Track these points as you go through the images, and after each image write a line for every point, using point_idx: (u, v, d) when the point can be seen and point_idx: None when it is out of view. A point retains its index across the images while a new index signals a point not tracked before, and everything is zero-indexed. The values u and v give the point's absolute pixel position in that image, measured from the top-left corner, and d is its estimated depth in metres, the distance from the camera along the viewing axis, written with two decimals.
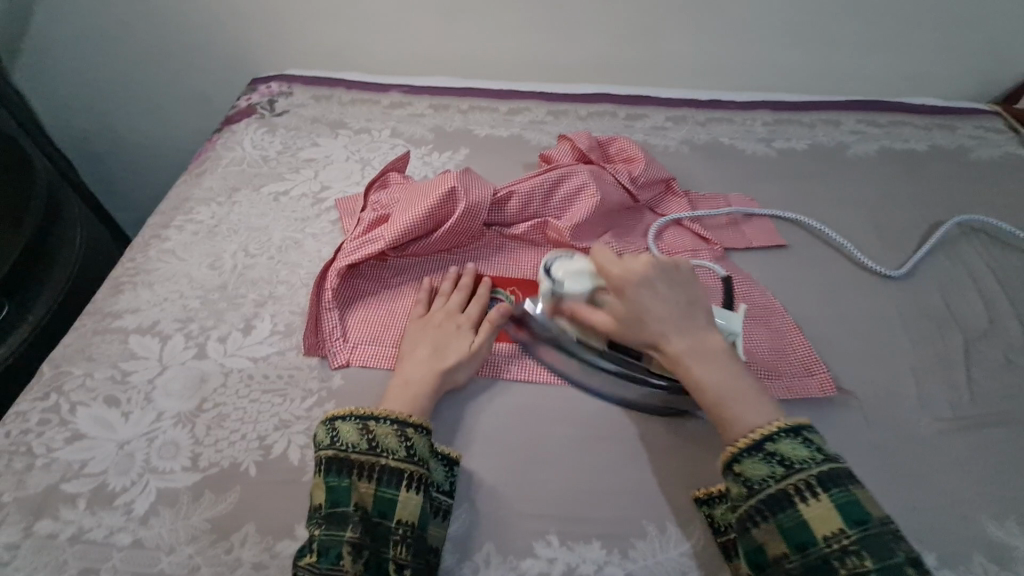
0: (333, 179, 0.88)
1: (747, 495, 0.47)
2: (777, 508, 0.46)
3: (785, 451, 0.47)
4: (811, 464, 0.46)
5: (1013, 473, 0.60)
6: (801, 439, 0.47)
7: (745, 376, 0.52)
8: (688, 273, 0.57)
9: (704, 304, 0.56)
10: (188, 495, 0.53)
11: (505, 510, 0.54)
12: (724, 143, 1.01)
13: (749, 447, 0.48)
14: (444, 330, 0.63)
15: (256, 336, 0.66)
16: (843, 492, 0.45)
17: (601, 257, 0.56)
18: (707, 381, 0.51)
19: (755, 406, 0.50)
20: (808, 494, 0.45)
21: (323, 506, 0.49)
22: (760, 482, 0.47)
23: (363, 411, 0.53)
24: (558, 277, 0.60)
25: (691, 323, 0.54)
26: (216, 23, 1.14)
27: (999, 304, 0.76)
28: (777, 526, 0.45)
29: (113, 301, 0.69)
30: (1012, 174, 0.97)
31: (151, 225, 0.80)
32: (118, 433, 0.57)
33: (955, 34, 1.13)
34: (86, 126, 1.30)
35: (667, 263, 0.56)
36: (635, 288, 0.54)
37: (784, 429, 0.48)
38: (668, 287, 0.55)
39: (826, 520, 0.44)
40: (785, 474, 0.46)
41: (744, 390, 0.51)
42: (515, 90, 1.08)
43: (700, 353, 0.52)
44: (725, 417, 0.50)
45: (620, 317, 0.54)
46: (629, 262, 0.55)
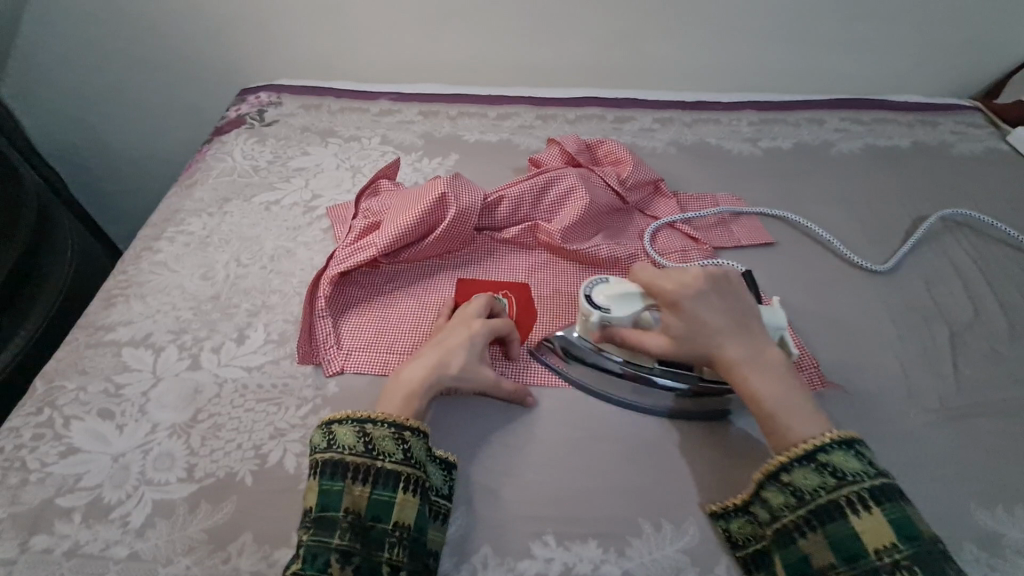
0: (324, 188, 0.89)
1: (795, 505, 0.50)
2: (828, 519, 0.48)
3: (836, 462, 0.49)
4: (863, 477, 0.48)
5: (1000, 460, 0.61)
6: (854, 452, 0.50)
7: (797, 385, 0.54)
8: (737, 285, 0.59)
9: (752, 313, 0.58)
10: (184, 506, 0.53)
11: (501, 512, 0.54)
12: (711, 144, 1.02)
13: (800, 457, 0.50)
14: (455, 332, 0.62)
15: (250, 346, 0.66)
16: (896, 507, 0.47)
17: (651, 278, 0.58)
18: (763, 393, 0.53)
19: (804, 415, 0.52)
20: (859, 507, 0.47)
21: (314, 509, 0.49)
22: (811, 492, 0.49)
23: (360, 414, 0.54)
24: (602, 303, 0.59)
25: (743, 335, 0.56)
26: (204, 35, 1.14)
27: (983, 296, 0.77)
28: (826, 539, 0.48)
29: (105, 314, 0.69)
30: (993, 168, 0.99)
31: (142, 237, 0.80)
32: (113, 446, 0.57)
33: (933, 32, 1.15)
34: (73, 139, 1.30)
35: (716, 277, 0.58)
36: (689, 303, 0.56)
37: (836, 440, 0.50)
38: (720, 300, 0.57)
39: (878, 534, 0.46)
40: (835, 486, 0.49)
41: (797, 399, 0.53)
42: (503, 95, 1.09)
43: (754, 364, 0.55)
44: (787, 428, 0.52)
45: (676, 333, 0.56)
46: (680, 276, 0.58)
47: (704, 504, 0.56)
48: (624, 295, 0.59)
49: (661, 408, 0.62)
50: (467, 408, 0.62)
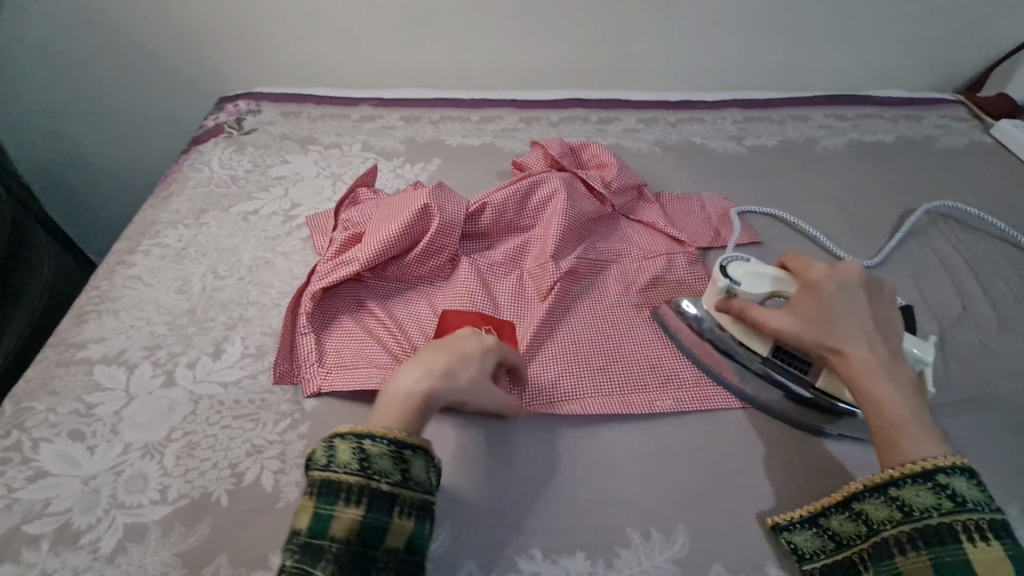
0: (304, 196, 0.87)
1: (902, 521, 0.47)
2: (938, 542, 0.44)
3: (958, 487, 0.45)
4: (984, 508, 0.45)
5: (992, 458, 0.60)
6: (976, 481, 0.46)
7: (923, 406, 0.51)
8: (890, 308, 0.58)
9: (896, 335, 0.56)
10: (157, 529, 0.51)
11: (486, 526, 0.53)
12: (696, 143, 1.01)
13: (914, 474, 0.47)
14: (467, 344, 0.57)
15: (226, 360, 0.65)
16: (1016, 544, 0.43)
17: (801, 268, 0.60)
18: (884, 396, 0.51)
19: (927, 434, 0.49)
20: (976, 536, 0.44)
21: (302, 533, 0.45)
22: (922, 511, 0.46)
23: (361, 427, 0.48)
24: (737, 277, 0.63)
25: (882, 345, 0.54)
26: (181, 44, 1.12)
27: (971, 290, 0.77)
28: (931, 561, 0.44)
29: (77, 331, 0.67)
30: (978, 161, 0.99)
31: (116, 251, 0.78)
32: (83, 468, 0.55)
33: (915, 26, 1.15)
34: (50, 153, 1.27)
35: (869, 290, 0.58)
36: (832, 300, 0.56)
37: (961, 466, 0.46)
38: (865, 309, 0.56)
39: (995, 568, 0.42)
40: (953, 510, 0.45)
41: (920, 417, 0.50)
42: (486, 99, 1.08)
43: (883, 372, 0.52)
44: (898, 432, 0.49)
45: (808, 320, 0.56)
46: (831, 278, 0.58)
47: (764, 516, 0.55)
48: (758, 276, 0.63)
49: (649, 415, 0.62)
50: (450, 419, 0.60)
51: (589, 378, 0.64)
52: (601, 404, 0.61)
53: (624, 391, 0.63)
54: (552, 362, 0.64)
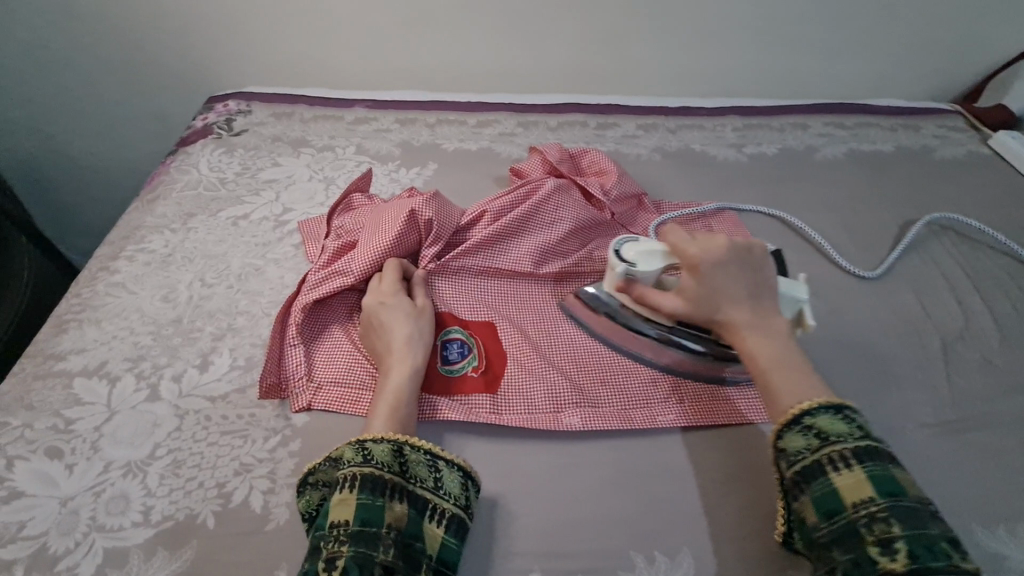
0: (296, 201, 0.84)
1: (786, 469, 0.47)
2: (811, 479, 0.46)
3: (822, 425, 0.47)
4: (846, 439, 0.46)
5: (999, 476, 0.59)
6: (842, 416, 0.47)
7: (796, 353, 0.53)
8: (763, 259, 0.58)
9: (768, 289, 0.57)
10: (140, 555, 0.49)
11: (484, 550, 0.51)
12: (695, 150, 1.00)
13: (789, 422, 0.48)
14: (377, 309, 0.61)
15: (213, 373, 0.62)
16: (877, 466, 0.44)
17: (677, 237, 0.59)
18: (757, 352, 0.53)
19: (801, 380, 0.51)
20: (840, 464, 0.45)
21: (352, 523, 0.44)
22: (795, 454, 0.47)
23: (398, 434, 0.49)
24: (630, 259, 0.63)
25: (756, 303, 0.56)
26: (170, 41, 1.09)
27: (972, 303, 0.76)
28: (811, 498, 0.45)
29: (56, 341, 0.64)
30: (977, 172, 0.99)
31: (98, 256, 0.75)
32: (61, 489, 0.52)
33: (914, 34, 1.14)
34: (32, 151, 1.23)
35: (740, 246, 0.58)
36: (709, 263, 0.56)
37: (825, 405, 0.48)
38: (738, 268, 0.56)
39: (856, 490, 0.44)
40: (821, 445, 0.46)
41: (792, 363, 0.52)
42: (483, 102, 1.06)
43: (757, 329, 0.54)
44: (776, 386, 0.51)
45: (688, 289, 0.57)
46: (704, 241, 0.58)
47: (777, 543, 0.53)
48: (649, 254, 0.62)
49: (651, 432, 0.60)
50: (448, 436, 0.58)
51: (587, 395, 0.62)
52: (600, 418, 0.60)
53: (622, 404, 0.62)
54: (547, 372, 0.63)
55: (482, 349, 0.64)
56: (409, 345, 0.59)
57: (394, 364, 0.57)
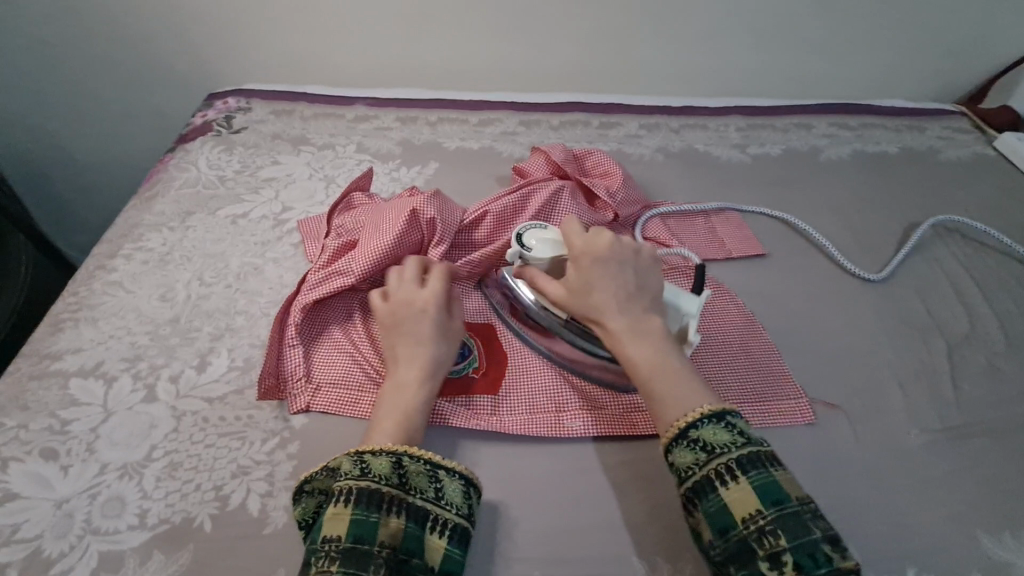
0: (296, 199, 0.84)
1: (677, 485, 0.47)
2: (702, 495, 0.46)
3: (707, 437, 0.47)
4: (731, 448, 0.46)
5: (1004, 482, 0.59)
6: (725, 424, 0.47)
7: (676, 353, 0.53)
8: (645, 259, 0.59)
9: (653, 286, 0.57)
10: (135, 558, 0.48)
11: (484, 555, 0.51)
12: (699, 150, 0.99)
13: (676, 436, 0.48)
14: (412, 316, 0.58)
15: (211, 374, 0.61)
16: (761, 474, 0.45)
17: (568, 233, 0.60)
18: (639, 356, 0.52)
19: (683, 385, 0.50)
20: (728, 478, 0.45)
21: (344, 539, 0.44)
22: (686, 470, 0.47)
23: (397, 445, 0.49)
24: (530, 244, 0.63)
25: (642, 302, 0.56)
26: (170, 37, 1.08)
27: (978, 307, 0.76)
28: (703, 515, 0.45)
29: (52, 341, 0.63)
30: (982, 174, 0.98)
31: (96, 254, 0.74)
32: (55, 491, 0.52)
33: (919, 34, 1.14)
34: (30, 147, 1.22)
35: (625, 246, 0.59)
36: (590, 265, 0.57)
37: (708, 416, 0.48)
38: (619, 268, 0.57)
39: (744, 503, 0.44)
40: (708, 459, 0.46)
41: (672, 366, 0.52)
42: (485, 100, 1.05)
43: (638, 329, 0.54)
44: (657, 391, 0.50)
45: (574, 292, 0.57)
46: (588, 242, 0.59)
47: None
48: (548, 244, 0.63)
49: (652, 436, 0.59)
50: (447, 439, 0.58)
51: (587, 399, 0.61)
52: (602, 423, 0.59)
53: (624, 408, 0.61)
54: (548, 377, 0.63)
55: (482, 352, 0.64)
56: (435, 366, 0.56)
57: (417, 380, 0.55)
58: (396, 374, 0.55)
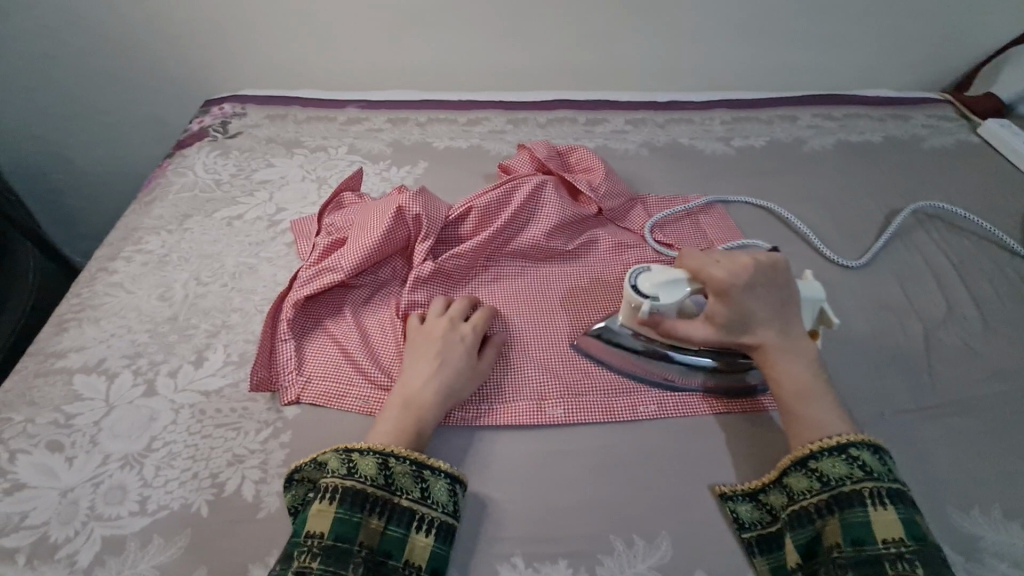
0: (289, 201, 0.86)
1: (819, 489, 0.50)
2: (848, 506, 0.49)
3: (866, 459, 0.50)
4: (885, 478, 0.49)
5: (976, 459, 0.60)
6: (879, 456, 0.51)
7: (822, 376, 0.56)
8: (784, 276, 0.59)
9: (795, 303, 0.59)
10: (136, 542, 0.51)
11: (468, 535, 0.53)
12: (684, 144, 1.01)
13: (828, 448, 0.51)
14: (436, 345, 0.61)
15: (208, 368, 0.64)
16: (907, 509, 0.48)
17: (701, 266, 0.59)
18: (788, 380, 0.56)
19: (830, 410, 0.54)
20: (877, 501, 0.48)
21: (326, 537, 0.47)
22: (836, 480, 0.50)
23: (382, 446, 0.52)
24: (649, 292, 0.59)
25: (789, 321, 0.58)
26: (165, 45, 1.11)
27: (956, 291, 0.77)
28: (840, 521, 0.48)
29: (57, 340, 0.66)
30: (965, 161, 0.99)
31: (98, 257, 0.77)
32: (61, 480, 0.54)
33: (902, 24, 1.15)
34: (35, 156, 1.26)
35: (768, 267, 0.59)
36: (737, 292, 0.57)
37: (867, 443, 0.51)
38: (767, 291, 0.58)
39: (889, 527, 0.47)
40: (861, 478, 0.49)
41: (818, 390, 0.55)
42: (473, 100, 1.07)
43: (786, 352, 0.57)
44: (804, 415, 0.54)
45: (722, 318, 0.58)
46: (732, 266, 0.58)
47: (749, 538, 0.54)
48: (672, 283, 0.59)
49: (629, 420, 0.61)
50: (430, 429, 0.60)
51: (568, 388, 0.63)
52: (583, 410, 0.62)
53: (604, 395, 0.63)
54: (532, 368, 0.65)
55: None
56: (445, 391, 0.58)
57: (425, 401, 0.57)
58: (405, 391, 0.58)
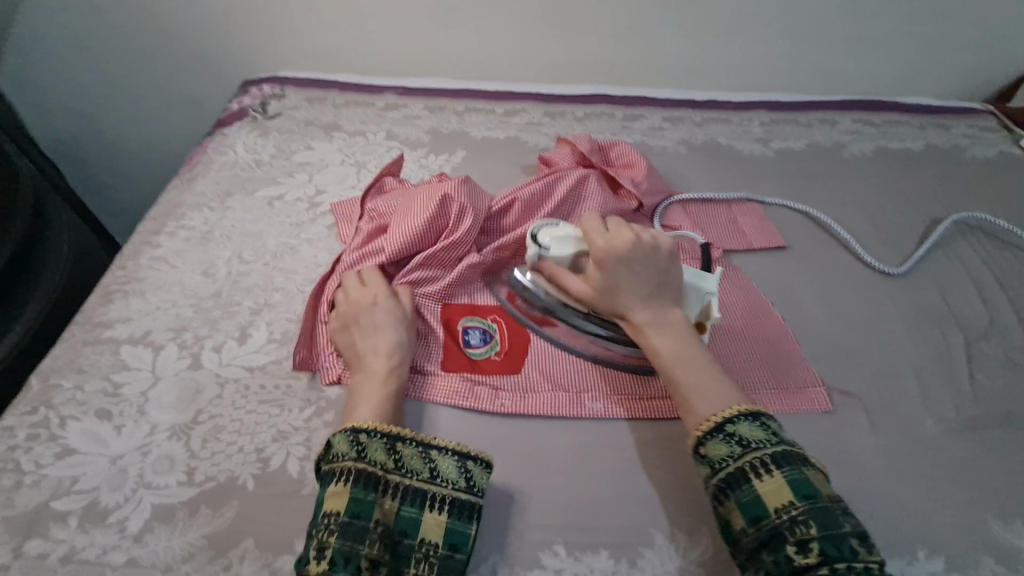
0: (329, 183, 0.87)
1: (710, 476, 0.48)
2: (735, 485, 0.46)
3: (743, 432, 0.48)
4: (765, 445, 0.47)
5: (1017, 471, 0.60)
6: (759, 422, 0.48)
7: (702, 350, 0.55)
8: (666, 256, 0.59)
9: (674, 279, 0.59)
10: (184, 511, 0.52)
11: (511, 523, 0.53)
12: (722, 144, 1.00)
13: (711, 429, 0.48)
14: (370, 313, 0.62)
15: (252, 345, 0.65)
16: (794, 469, 0.46)
17: (589, 231, 0.60)
18: (660, 345, 0.55)
19: (709, 386, 0.51)
20: (761, 470, 0.46)
21: (342, 515, 0.47)
22: (720, 461, 0.47)
23: (390, 428, 0.52)
24: (545, 242, 0.63)
25: (664, 293, 0.58)
26: (206, 25, 1.12)
27: (998, 303, 0.76)
28: (735, 503, 0.46)
29: (103, 310, 0.67)
30: (1007, 172, 0.98)
31: (141, 231, 0.78)
32: (110, 447, 0.55)
33: (948, 32, 1.13)
34: (71, 130, 1.27)
35: (645, 244, 0.59)
36: (610, 263, 0.57)
37: (743, 412, 0.49)
38: (643, 266, 0.58)
39: (777, 495, 0.45)
40: (742, 453, 0.47)
41: (696, 360, 0.53)
42: (510, 92, 1.07)
43: (657, 322, 0.56)
44: (681, 384, 0.52)
45: (595, 284, 0.58)
46: (612, 237, 0.59)
47: None
48: (564, 238, 0.63)
49: (668, 417, 0.61)
50: (471, 416, 0.60)
51: (603, 385, 0.63)
52: (620, 405, 0.62)
53: (644, 391, 0.63)
54: (569, 360, 0.65)
55: (504, 335, 0.67)
56: (397, 355, 0.60)
57: (387, 367, 0.58)
58: (368, 364, 0.59)
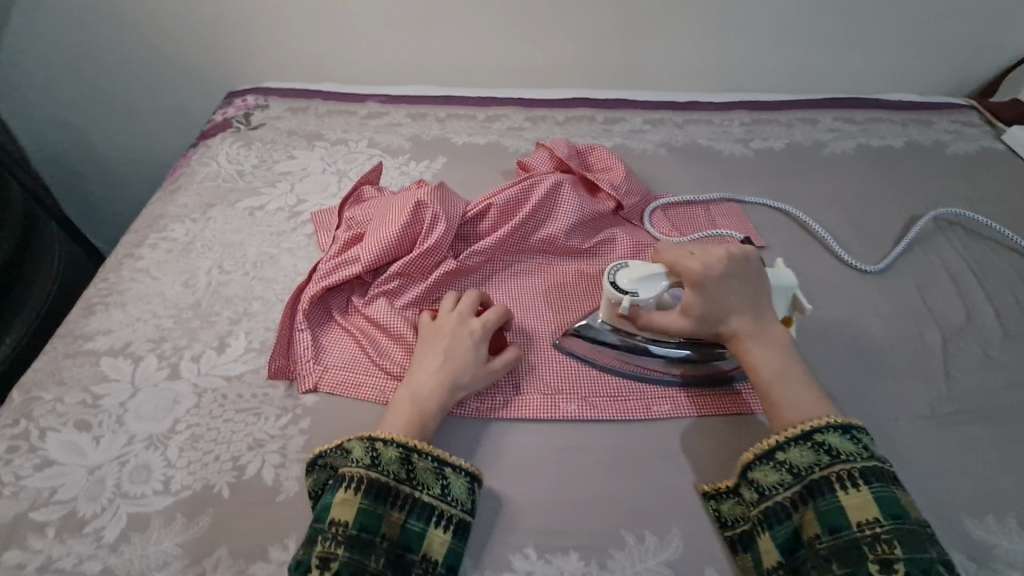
0: (310, 192, 0.88)
1: (788, 481, 0.51)
2: (818, 493, 0.49)
3: (832, 442, 0.50)
4: (856, 459, 0.50)
5: (991, 468, 0.60)
6: (850, 436, 0.51)
7: (795, 364, 0.57)
8: (756, 271, 0.60)
9: (765, 295, 0.60)
10: (160, 520, 0.52)
11: (483, 527, 0.54)
12: (702, 145, 1.01)
13: (798, 437, 0.51)
14: (450, 339, 0.62)
15: (230, 355, 0.66)
16: (882, 487, 0.48)
17: (677, 253, 0.61)
18: (758, 362, 0.57)
19: (807, 398, 0.54)
20: (847, 484, 0.48)
21: (350, 525, 0.48)
22: (804, 468, 0.50)
23: (408, 440, 0.53)
24: (630, 289, 0.60)
25: (757, 310, 0.59)
26: (191, 37, 1.13)
27: (975, 299, 0.76)
28: (814, 511, 0.49)
29: (85, 323, 0.68)
30: (988, 168, 0.98)
31: (124, 243, 0.79)
32: (88, 458, 0.56)
33: (928, 28, 1.13)
34: (63, 143, 1.29)
35: (737, 260, 0.60)
36: (711, 282, 0.58)
37: (835, 424, 0.51)
38: (736, 283, 0.59)
39: (862, 509, 0.47)
40: (829, 463, 0.50)
41: (793, 376, 0.56)
42: (493, 98, 1.08)
43: (757, 342, 0.57)
44: (779, 399, 0.55)
45: (692, 308, 0.59)
46: (704, 257, 0.60)
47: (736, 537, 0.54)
48: (648, 278, 0.60)
49: (642, 419, 0.62)
50: (445, 421, 0.61)
51: (577, 388, 0.64)
52: (595, 409, 0.62)
53: (621, 393, 0.64)
54: (548, 362, 0.66)
55: None
56: (451, 383, 0.59)
57: (434, 389, 0.58)
58: (416, 382, 0.59)
